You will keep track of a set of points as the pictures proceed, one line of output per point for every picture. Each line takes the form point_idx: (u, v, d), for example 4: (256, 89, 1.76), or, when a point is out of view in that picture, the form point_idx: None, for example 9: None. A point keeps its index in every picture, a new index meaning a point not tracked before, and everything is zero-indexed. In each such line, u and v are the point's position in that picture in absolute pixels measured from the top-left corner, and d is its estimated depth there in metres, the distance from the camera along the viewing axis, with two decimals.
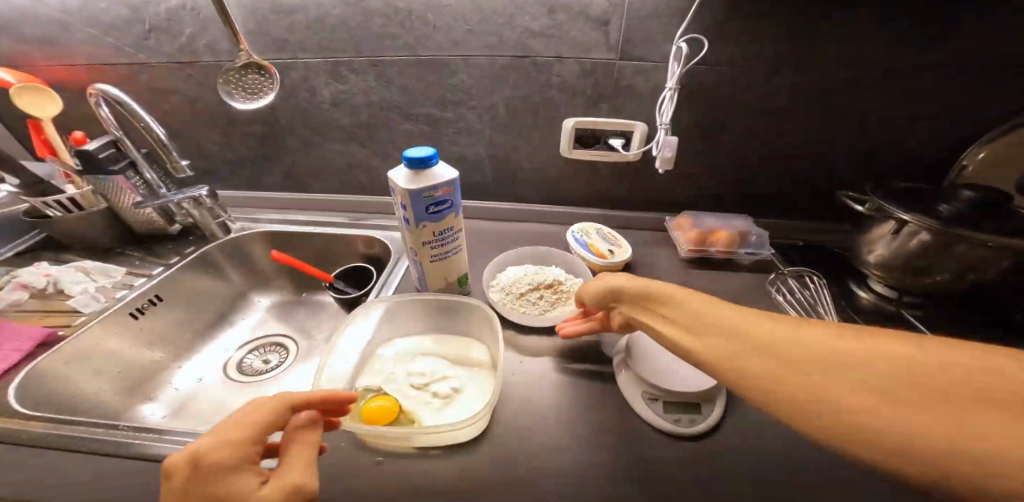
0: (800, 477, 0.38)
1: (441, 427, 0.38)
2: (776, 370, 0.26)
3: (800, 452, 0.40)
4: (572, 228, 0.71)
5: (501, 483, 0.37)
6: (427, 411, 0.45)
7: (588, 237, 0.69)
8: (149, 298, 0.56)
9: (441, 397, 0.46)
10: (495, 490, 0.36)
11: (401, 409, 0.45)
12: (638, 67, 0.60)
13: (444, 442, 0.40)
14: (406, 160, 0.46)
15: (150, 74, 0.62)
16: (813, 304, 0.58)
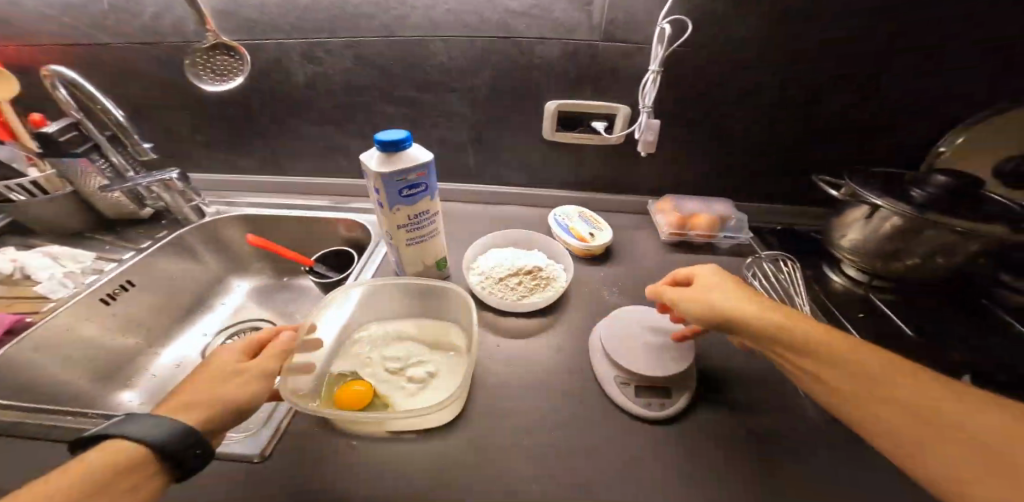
0: (755, 465, 0.38)
1: (416, 413, 0.37)
2: (832, 378, 0.31)
3: (760, 443, 0.40)
4: (553, 213, 0.68)
5: (462, 457, 0.38)
6: (401, 395, 0.43)
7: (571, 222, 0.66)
8: (121, 283, 0.56)
9: (416, 382, 0.44)
10: (457, 466, 0.37)
11: (375, 394, 0.43)
12: (621, 50, 0.57)
13: (420, 426, 0.40)
14: (377, 143, 0.43)
15: (116, 54, 0.61)
16: (788, 289, 0.57)
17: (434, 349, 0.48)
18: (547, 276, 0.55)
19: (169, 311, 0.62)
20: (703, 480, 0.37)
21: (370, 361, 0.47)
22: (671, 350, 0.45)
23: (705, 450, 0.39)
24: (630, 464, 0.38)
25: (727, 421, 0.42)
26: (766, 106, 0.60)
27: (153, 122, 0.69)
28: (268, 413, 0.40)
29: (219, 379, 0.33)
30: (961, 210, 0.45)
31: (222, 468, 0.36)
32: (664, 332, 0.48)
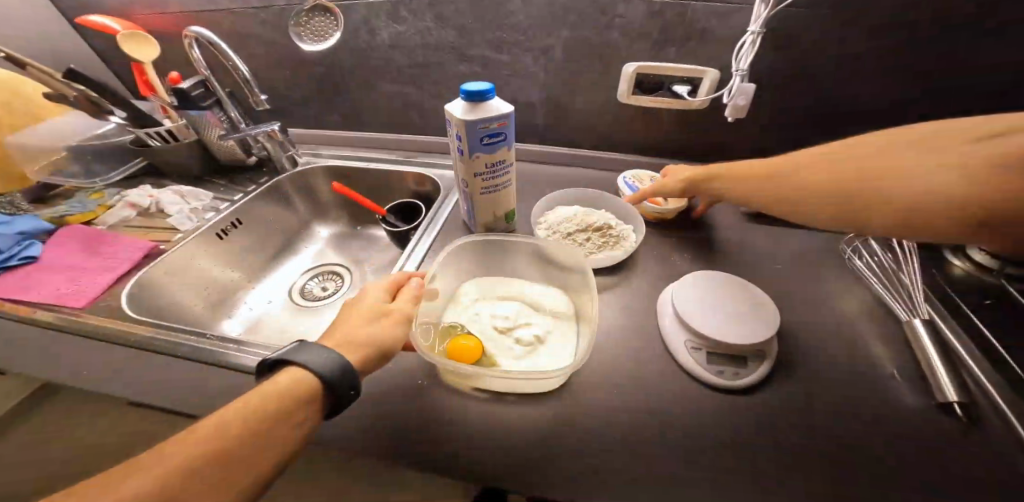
0: (837, 442, 0.36)
1: (517, 375, 0.37)
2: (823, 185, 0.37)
3: (845, 420, 0.37)
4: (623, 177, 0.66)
5: (526, 402, 0.40)
6: (508, 357, 0.43)
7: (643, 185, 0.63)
8: (231, 221, 0.64)
9: (524, 345, 0.44)
10: (521, 407, 0.39)
11: (484, 352, 0.43)
12: (714, 8, 0.53)
13: (515, 389, 0.40)
14: (463, 93, 0.44)
15: (228, 20, 0.68)
16: (894, 274, 0.51)
17: (540, 314, 0.48)
18: (617, 235, 0.55)
19: (265, 252, 0.70)
20: (779, 447, 0.35)
21: (478, 318, 0.48)
22: (750, 320, 0.43)
23: (781, 419, 0.38)
24: (698, 423, 0.37)
25: (808, 394, 0.40)
26: (881, 66, 0.53)
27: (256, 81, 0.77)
28: None
29: (368, 321, 0.37)
30: None
31: None
32: (746, 303, 0.45)
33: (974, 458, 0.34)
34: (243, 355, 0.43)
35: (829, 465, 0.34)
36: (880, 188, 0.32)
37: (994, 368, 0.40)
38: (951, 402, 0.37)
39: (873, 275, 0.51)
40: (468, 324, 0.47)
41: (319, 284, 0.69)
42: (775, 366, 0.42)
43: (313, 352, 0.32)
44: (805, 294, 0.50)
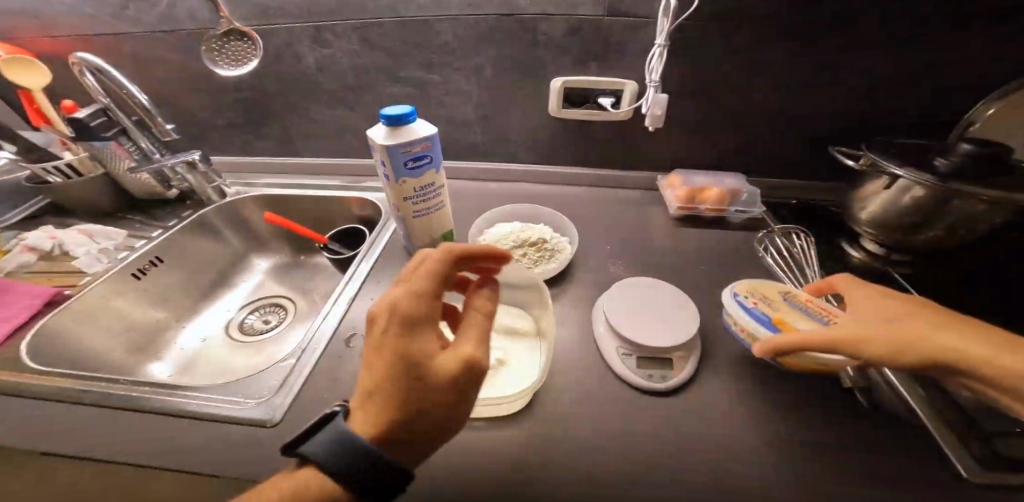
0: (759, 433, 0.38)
1: None
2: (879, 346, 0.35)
3: (765, 409, 0.40)
4: (734, 287, 0.44)
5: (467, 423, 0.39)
6: None
7: (764, 307, 0.41)
8: (149, 260, 0.60)
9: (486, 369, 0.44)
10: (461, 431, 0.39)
11: None
12: (627, 25, 0.56)
13: (484, 414, 0.40)
14: (383, 118, 0.44)
15: (137, 44, 0.64)
16: (797, 265, 0.56)
17: (498, 333, 0.48)
18: (552, 248, 0.56)
19: (195, 288, 0.66)
20: (707, 443, 0.37)
21: None
22: (675, 323, 0.45)
23: (707, 416, 0.40)
24: (633, 427, 0.39)
25: (732, 390, 0.42)
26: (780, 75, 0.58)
27: (177, 108, 0.73)
28: (281, 381, 0.43)
29: (415, 369, 0.29)
30: (990, 176, 0.42)
31: (241, 428, 0.38)
32: (671, 306, 0.47)
33: (874, 436, 0.37)
34: (159, 404, 0.40)
35: (748, 458, 0.36)
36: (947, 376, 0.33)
37: None
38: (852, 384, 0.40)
39: (784, 268, 0.55)
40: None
41: (259, 318, 0.66)
42: (703, 363, 0.45)
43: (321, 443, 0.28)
44: (732, 291, 0.53)
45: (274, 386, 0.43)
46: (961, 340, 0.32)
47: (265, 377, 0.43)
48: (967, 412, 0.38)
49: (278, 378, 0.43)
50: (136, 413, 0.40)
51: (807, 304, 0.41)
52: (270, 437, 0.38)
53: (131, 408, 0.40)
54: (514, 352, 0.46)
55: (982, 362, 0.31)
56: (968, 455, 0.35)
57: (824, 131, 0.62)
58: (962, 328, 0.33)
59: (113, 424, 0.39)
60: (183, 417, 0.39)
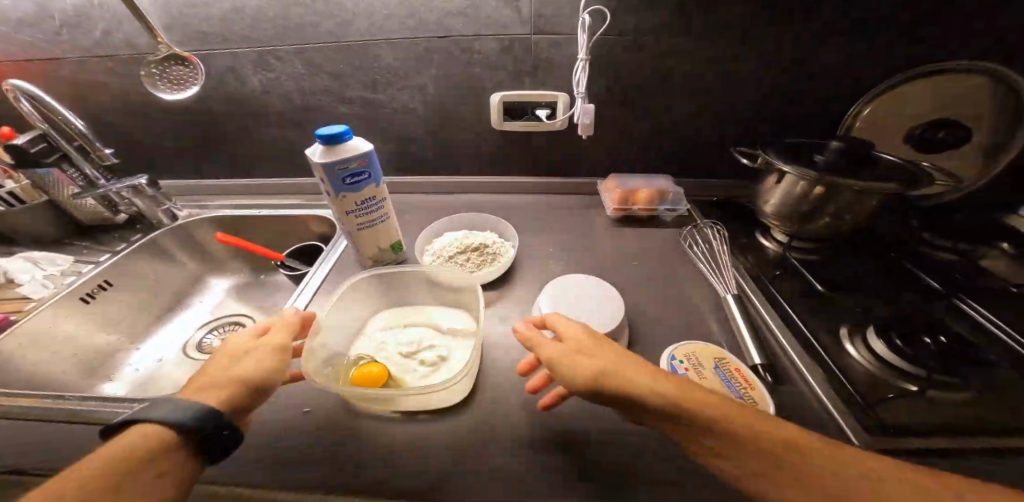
0: None
1: (426, 389, 0.40)
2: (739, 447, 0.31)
3: None
4: (670, 351, 0.45)
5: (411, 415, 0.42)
6: (414, 377, 0.45)
7: (694, 373, 0.43)
8: (98, 284, 0.61)
9: (428, 366, 0.46)
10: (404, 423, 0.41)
11: (390, 376, 0.45)
12: (553, 41, 0.61)
13: (429, 406, 0.42)
14: (319, 137, 0.46)
15: (80, 70, 0.65)
16: (715, 254, 0.61)
17: (442, 333, 0.51)
18: (494, 252, 0.60)
19: (149, 309, 0.66)
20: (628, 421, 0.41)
21: (384, 346, 0.50)
22: (600, 313, 0.49)
23: None
24: (562, 410, 0.42)
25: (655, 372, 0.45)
26: (693, 84, 0.64)
27: (126, 132, 0.74)
28: None
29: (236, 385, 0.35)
30: (857, 171, 0.50)
31: None
32: (599, 299, 0.52)
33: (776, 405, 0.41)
34: (107, 418, 0.42)
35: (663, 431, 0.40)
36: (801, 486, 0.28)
37: (788, 329, 0.48)
38: (756, 363, 0.44)
39: (704, 261, 0.60)
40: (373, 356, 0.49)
41: (218, 336, 0.67)
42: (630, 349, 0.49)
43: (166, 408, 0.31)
44: (661, 282, 0.58)
45: None
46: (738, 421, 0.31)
47: None
48: (855, 384, 0.42)
49: None
50: (84, 428, 0.41)
51: (733, 374, 0.43)
52: None
53: (80, 423, 0.41)
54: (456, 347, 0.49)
55: (745, 421, 0.31)
56: (857, 424, 0.38)
57: (737, 134, 0.69)
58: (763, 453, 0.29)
59: (60, 439, 0.40)
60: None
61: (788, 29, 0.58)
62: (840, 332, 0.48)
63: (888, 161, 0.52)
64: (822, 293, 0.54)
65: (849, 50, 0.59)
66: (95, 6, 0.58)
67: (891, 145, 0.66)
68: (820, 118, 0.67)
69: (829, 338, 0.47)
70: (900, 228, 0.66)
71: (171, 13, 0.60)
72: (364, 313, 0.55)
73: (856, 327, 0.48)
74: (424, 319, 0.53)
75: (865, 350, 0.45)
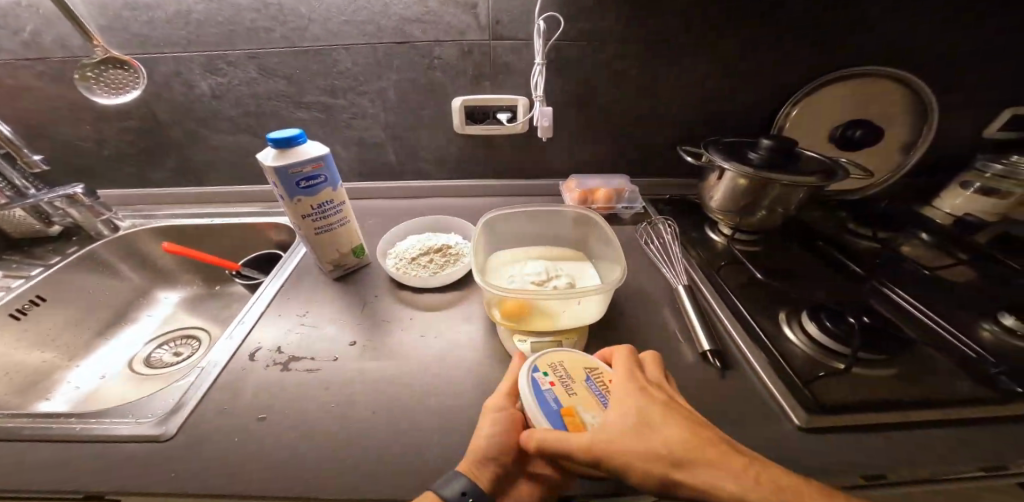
0: None
1: (590, 292, 0.45)
2: (652, 444, 0.32)
3: None
4: (531, 363, 0.40)
5: (375, 412, 0.41)
6: None
7: (559, 388, 0.38)
8: (30, 299, 0.56)
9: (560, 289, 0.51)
10: (367, 420, 0.40)
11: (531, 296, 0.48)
12: (509, 47, 0.63)
13: (580, 314, 0.48)
14: (270, 141, 0.46)
15: (5, 73, 0.61)
16: (668, 249, 0.64)
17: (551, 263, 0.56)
18: (457, 252, 0.60)
19: (87, 325, 0.62)
20: None
21: (512, 278, 0.52)
22: None
23: None
24: None
25: None
26: (642, 89, 0.68)
27: (59, 139, 0.69)
28: (177, 401, 0.42)
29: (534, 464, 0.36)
30: (786, 166, 0.55)
31: (126, 448, 0.38)
32: None
33: (726, 389, 0.44)
34: (39, 433, 0.39)
35: None
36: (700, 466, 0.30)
37: (733, 316, 0.52)
38: (705, 351, 0.47)
39: (658, 256, 0.63)
40: (501, 284, 0.50)
41: (169, 351, 0.63)
42: (591, 339, 0.50)
43: (456, 482, 0.32)
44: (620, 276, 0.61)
45: (170, 406, 0.41)
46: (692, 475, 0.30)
47: (157, 400, 0.42)
48: (794, 367, 0.45)
49: (175, 397, 0.42)
50: (10, 446, 0.38)
51: (605, 385, 0.39)
52: (162, 455, 0.37)
53: (9, 440, 0.38)
54: (580, 278, 0.53)
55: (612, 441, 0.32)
56: (798, 404, 0.41)
57: (686, 135, 0.74)
58: (649, 439, 0.32)
59: None
60: (65, 443, 0.38)
61: (723, 39, 0.63)
62: (779, 318, 0.52)
63: (814, 156, 0.58)
64: (765, 283, 0.58)
65: (779, 59, 0.65)
66: (22, 6, 0.55)
67: (819, 144, 0.72)
68: (757, 120, 0.73)
69: (771, 325, 0.51)
70: (831, 220, 0.72)
71: (109, 16, 0.58)
72: (323, 313, 0.54)
73: (793, 313, 0.52)
74: (531, 256, 0.57)
75: (802, 334, 0.49)
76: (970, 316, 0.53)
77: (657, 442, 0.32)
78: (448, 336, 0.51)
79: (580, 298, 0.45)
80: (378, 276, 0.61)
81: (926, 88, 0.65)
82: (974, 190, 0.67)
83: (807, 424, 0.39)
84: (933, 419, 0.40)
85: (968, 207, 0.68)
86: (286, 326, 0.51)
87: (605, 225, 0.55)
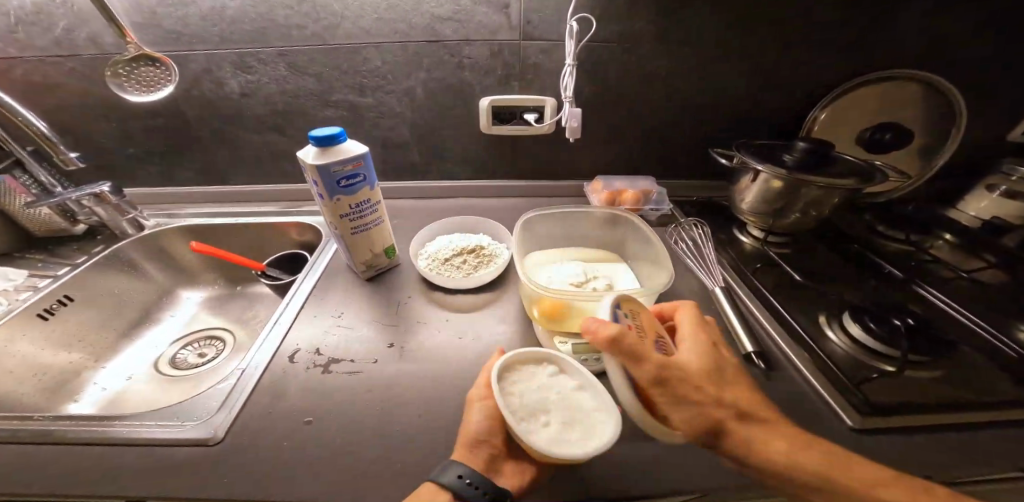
0: None
1: (635, 295, 0.45)
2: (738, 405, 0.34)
3: None
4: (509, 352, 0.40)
5: (420, 415, 0.41)
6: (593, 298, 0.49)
7: (524, 377, 0.38)
8: (58, 299, 0.55)
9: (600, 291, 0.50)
10: (413, 423, 0.40)
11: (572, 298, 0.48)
12: (540, 47, 0.63)
13: None
14: (313, 140, 0.45)
15: (32, 70, 0.61)
16: (700, 252, 0.64)
17: (587, 264, 0.56)
18: (490, 253, 0.60)
19: (114, 325, 0.61)
20: None
21: (551, 279, 0.51)
22: None
23: None
24: None
25: None
26: (671, 91, 0.68)
27: (84, 137, 0.69)
28: (221, 403, 0.41)
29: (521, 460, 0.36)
30: (822, 169, 0.55)
31: (173, 451, 0.37)
32: None
33: (772, 391, 0.43)
34: (78, 436, 0.38)
35: None
36: (774, 439, 0.33)
37: (772, 318, 0.52)
38: (748, 352, 0.47)
39: (691, 258, 0.63)
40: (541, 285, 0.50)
41: (194, 352, 0.62)
42: None
43: (452, 469, 0.32)
44: None
45: (213, 408, 0.41)
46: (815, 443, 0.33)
47: (200, 403, 0.41)
48: (839, 368, 0.45)
49: (217, 399, 0.42)
50: (52, 450, 0.37)
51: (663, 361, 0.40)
52: (209, 459, 0.36)
53: (51, 443, 0.37)
54: (618, 280, 0.53)
55: (684, 385, 0.34)
56: (847, 405, 0.41)
57: (712, 137, 0.74)
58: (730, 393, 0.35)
59: (31, 462, 0.36)
60: (109, 445, 0.37)
61: (755, 40, 0.63)
62: (818, 320, 0.52)
63: (849, 159, 0.58)
64: (801, 284, 0.57)
65: (808, 61, 0.65)
66: (56, 3, 0.55)
67: (846, 146, 0.72)
68: (784, 122, 0.73)
69: (812, 327, 0.51)
70: (857, 223, 0.72)
71: (141, 14, 0.57)
72: (359, 314, 0.53)
73: (832, 315, 0.52)
74: (567, 258, 0.57)
75: (843, 335, 0.49)
76: (1007, 319, 0.53)
77: (738, 399, 0.35)
78: (485, 338, 0.50)
79: (624, 300, 0.45)
80: (409, 276, 0.60)
81: (957, 93, 0.66)
82: (999, 194, 0.67)
83: (859, 426, 0.39)
84: (981, 420, 0.40)
85: (994, 211, 0.68)
86: (322, 327, 0.51)
87: (642, 226, 0.55)
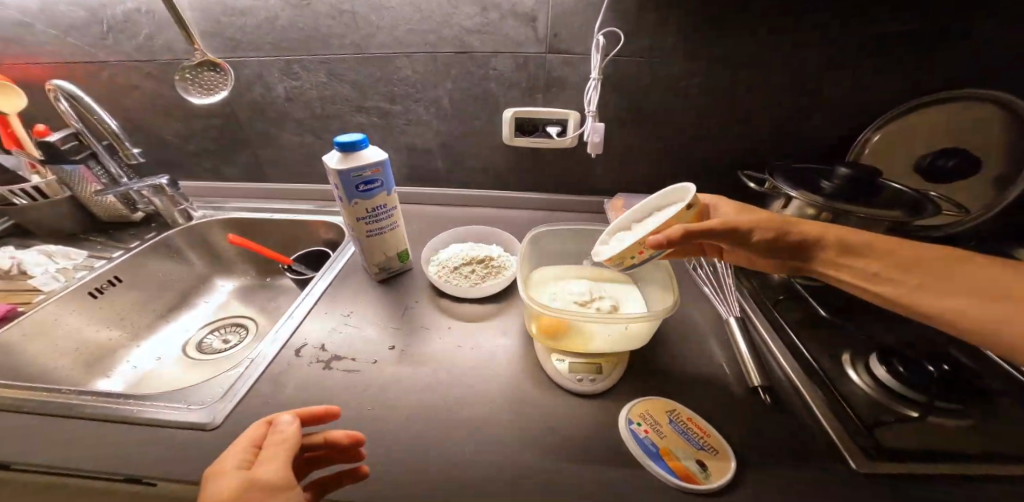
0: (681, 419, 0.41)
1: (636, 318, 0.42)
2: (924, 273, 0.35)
3: (687, 403, 0.43)
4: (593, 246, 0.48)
5: (408, 419, 0.41)
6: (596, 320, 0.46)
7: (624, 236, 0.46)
8: (108, 279, 0.61)
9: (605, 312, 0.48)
10: (400, 425, 0.40)
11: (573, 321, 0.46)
12: (566, 59, 0.63)
13: (626, 340, 0.45)
14: (337, 144, 0.48)
15: (112, 72, 0.69)
16: (719, 279, 0.61)
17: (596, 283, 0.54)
18: (499, 265, 0.60)
19: (154, 306, 0.67)
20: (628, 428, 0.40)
21: (556, 297, 0.50)
22: None
23: (631, 406, 0.42)
24: (558, 419, 0.41)
25: (655, 389, 0.44)
26: (702, 107, 0.65)
27: (151, 133, 0.77)
28: (226, 390, 0.43)
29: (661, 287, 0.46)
30: (863, 199, 0.50)
31: (175, 432, 0.39)
32: None
33: (780, 429, 0.39)
34: (99, 410, 0.41)
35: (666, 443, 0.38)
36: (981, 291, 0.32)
37: (787, 349, 0.48)
38: (756, 385, 0.43)
39: (709, 285, 0.60)
40: (544, 302, 0.49)
41: (219, 338, 0.67)
42: (635, 364, 0.48)
43: None
44: None
45: (219, 394, 0.43)
46: (894, 254, 0.37)
47: (207, 389, 0.44)
48: (851, 406, 0.41)
49: (224, 385, 0.44)
50: (74, 423, 0.40)
51: (687, 424, 0.40)
52: (206, 442, 0.38)
53: (74, 417, 0.41)
54: (625, 302, 0.51)
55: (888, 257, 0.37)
56: (855, 446, 0.37)
57: (745, 156, 0.70)
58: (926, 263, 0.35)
59: (56, 432, 0.40)
60: (121, 423, 0.40)
61: (798, 55, 0.59)
62: (841, 359, 0.47)
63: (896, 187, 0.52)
64: (826, 319, 0.53)
65: (856, 78, 0.60)
66: (142, 13, 0.62)
67: (897, 173, 0.66)
68: (825, 144, 0.68)
69: (832, 365, 0.46)
70: None
71: (208, 23, 0.63)
72: (368, 313, 0.55)
73: (857, 354, 0.47)
74: (576, 276, 0.56)
75: (867, 377, 0.44)
76: None
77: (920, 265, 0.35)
78: (486, 349, 0.50)
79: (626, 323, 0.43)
80: (421, 281, 0.62)
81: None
82: None
83: (866, 471, 0.35)
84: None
85: None
86: (331, 324, 0.53)
87: None
